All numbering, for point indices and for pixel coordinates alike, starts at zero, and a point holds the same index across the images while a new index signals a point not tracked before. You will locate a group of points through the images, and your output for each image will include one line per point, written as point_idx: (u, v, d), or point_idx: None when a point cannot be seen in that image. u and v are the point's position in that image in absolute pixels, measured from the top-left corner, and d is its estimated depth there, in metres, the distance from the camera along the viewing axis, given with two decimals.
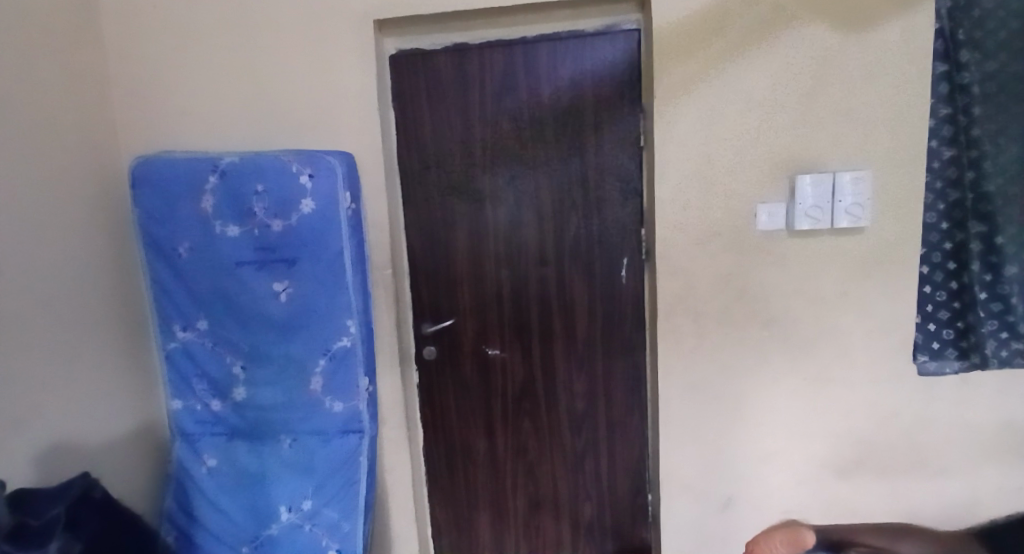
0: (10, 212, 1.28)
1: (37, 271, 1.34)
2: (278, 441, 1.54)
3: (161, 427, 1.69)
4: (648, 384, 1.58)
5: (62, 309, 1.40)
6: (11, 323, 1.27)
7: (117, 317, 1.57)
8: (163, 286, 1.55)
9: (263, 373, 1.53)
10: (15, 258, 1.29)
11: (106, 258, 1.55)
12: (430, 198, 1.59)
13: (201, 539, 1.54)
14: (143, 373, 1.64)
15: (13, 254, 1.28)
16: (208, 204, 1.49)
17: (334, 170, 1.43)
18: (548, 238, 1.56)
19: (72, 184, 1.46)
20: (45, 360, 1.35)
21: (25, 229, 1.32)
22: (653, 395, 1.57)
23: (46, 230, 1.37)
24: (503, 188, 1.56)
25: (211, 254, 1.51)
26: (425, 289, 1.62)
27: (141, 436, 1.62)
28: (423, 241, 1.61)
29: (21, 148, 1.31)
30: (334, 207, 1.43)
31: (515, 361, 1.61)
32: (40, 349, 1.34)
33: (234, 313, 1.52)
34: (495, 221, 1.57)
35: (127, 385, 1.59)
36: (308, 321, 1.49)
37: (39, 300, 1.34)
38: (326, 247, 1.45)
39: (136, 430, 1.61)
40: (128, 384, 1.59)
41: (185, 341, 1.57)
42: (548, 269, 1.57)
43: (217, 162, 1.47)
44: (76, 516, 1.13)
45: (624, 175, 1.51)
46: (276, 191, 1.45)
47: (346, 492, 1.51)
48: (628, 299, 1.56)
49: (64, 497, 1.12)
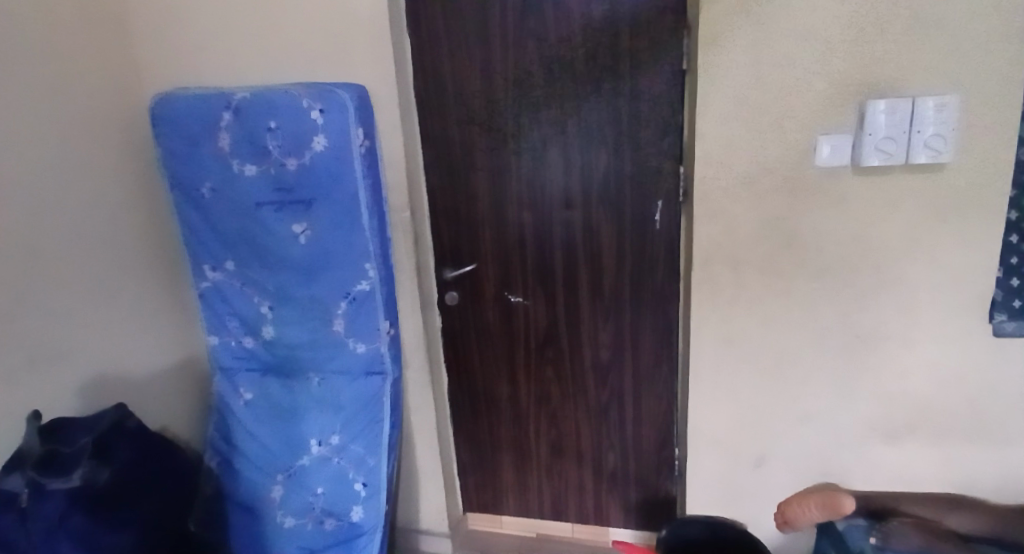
0: (40, 150, 1.29)
1: (68, 210, 1.36)
2: (307, 378, 1.57)
3: (201, 364, 1.73)
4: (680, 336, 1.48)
5: (96, 246, 1.43)
6: (48, 260, 1.31)
7: (151, 256, 1.60)
8: (191, 226, 1.55)
9: (289, 314, 1.53)
10: (48, 194, 1.31)
11: (136, 198, 1.56)
12: (449, 134, 1.49)
13: (240, 466, 1.59)
14: (180, 311, 1.68)
15: (46, 190, 1.30)
16: (225, 143, 1.46)
17: (345, 104, 1.35)
18: (574, 179, 1.44)
19: (97, 123, 1.45)
20: (83, 296, 1.39)
21: (56, 167, 1.33)
22: (684, 347, 1.47)
23: (76, 169, 1.38)
24: (527, 123, 1.43)
25: (233, 195, 1.49)
26: (446, 232, 1.56)
27: (182, 369, 1.69)
28: (443, 181, 1.53)
29: (44, 85, 1.30)
30: (347, 145, 1.37)
31: (539, 307, 1.54)
32: (78, 284, 1.38)
33: (258, 253, 1.51)
34: (518, 160, 1.46)
35: (167, 321, 1.64)
36: (328, 263, 1.46)
37: (74, 237, 1.37)
38: (342, 187, 1.40)
39: (178, 364, 1.67)
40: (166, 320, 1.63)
41: (215, 281, 1.58)
42: (575, 212, 1.46)
43: (230, 98, 1.42)
44: (107, 444, 1.21)
45: (661, 106, 1.35)
46: (289, 129, 1.39)
47: (370, 429, 1.51)
48: (661, 245, 1.44)
49: (96, 429, 1.21)
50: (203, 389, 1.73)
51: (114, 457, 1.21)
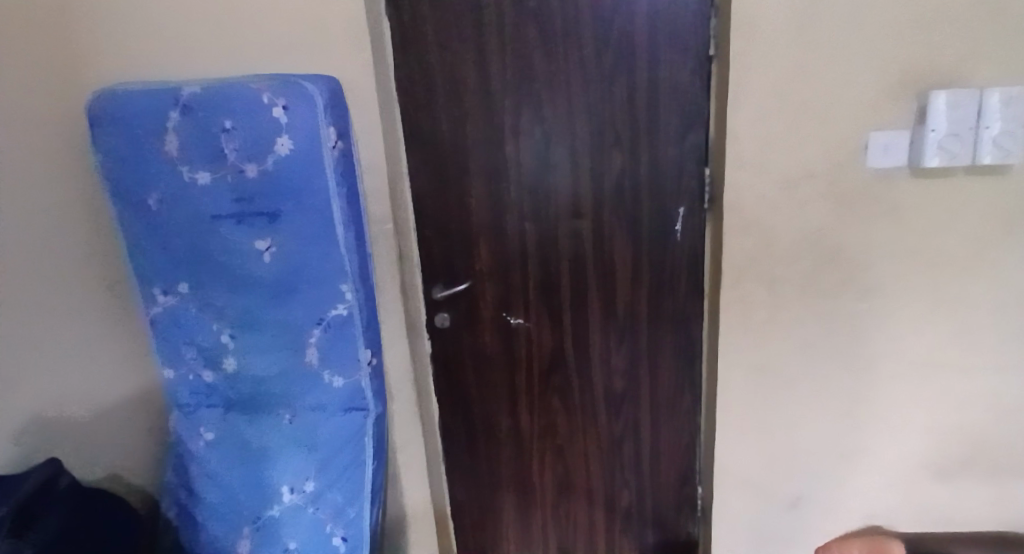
0: None
1: None
2: (277, 415, 1.36)
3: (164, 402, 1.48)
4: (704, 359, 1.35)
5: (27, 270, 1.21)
6: None
7: (98, 275, 1.34)
8: (136, 243, 1.31)
9: (255, 343, 1.32)
10: None
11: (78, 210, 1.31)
12: (436, 135, 1.29)
13: (202, 518, 1.38)
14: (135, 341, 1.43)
15: None
16: (172, 147, 1.23)
17: (313, 99, 1.15)
18: (580, 184, 1.27)
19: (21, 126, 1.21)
20: None
21: None
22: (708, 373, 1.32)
23: None
24: (527, 121, 1.25)
25: (185, 207, 1.26)
26: (435, 247, 1.36)
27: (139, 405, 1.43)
28: (432, 187, 1.33)
29: None
30: (316, 148, 1.17)
31: (542, 329, 1.37)
32: None
33: (217, 274, 1.29)
34: (518, 164, 1.28)
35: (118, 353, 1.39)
36: (299, 284, 1.26)
37: None
38: (311, 197, 1.20)
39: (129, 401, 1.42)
40: (116, 351, 1.38)
41: (168, 306, 1.34)
42: (581, 221, 1.29)
43: (177, 94, 1.21)
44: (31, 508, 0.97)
45: (683, 99, 1.19)
46: (248, 129, 1.19)
47: (350, 474, 1.33)
48: (682, 257, 1.29)
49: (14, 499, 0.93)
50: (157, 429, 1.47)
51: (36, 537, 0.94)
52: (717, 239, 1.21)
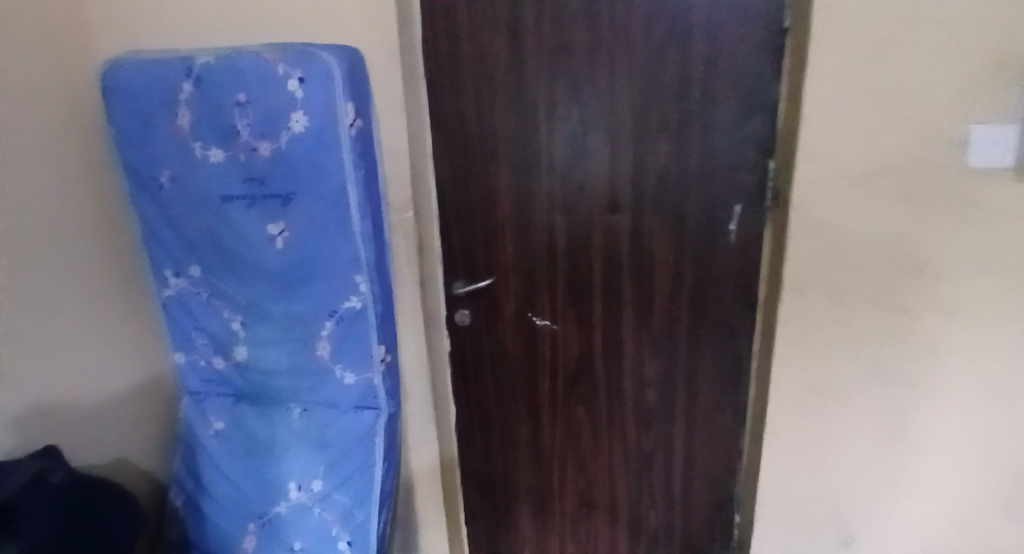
0: None
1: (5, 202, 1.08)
2: (287, 409, 1.30)
3: (171, 387, 1.43)
4: (751, 375, 1.21)
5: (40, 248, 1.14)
6: None
7: (113, 253, 1.30)
8: (148, 223, 1.25)
9: (265, 333, 1.25)
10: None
11: (88, 186, 1.24)
12: (463, 116, 1.18)
13: (208, 510, 1.34)
14: (145, 325, 1.38)
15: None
16: (184, 121, 1.15)
17: (330, 72, 1.05)
18: (622, 175, 1.15)
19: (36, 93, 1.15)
20: (24, 309, 1.12)
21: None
22: (758, 388, 1.21)
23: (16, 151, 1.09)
24: (564, 103, 1.13)
25: (196, 186, 1.19)
26: (459, 238, 1.25)
27: (151, 389, 1.40)
28: (457, 173, 1.21)
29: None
30: (333, 126, 1.07)
31: (570, 332, 1.25)
32: (18, 296, 1.10)
33: (228, 259, 1.22)
34: (556, 149, 1.16)
35: (132, 334, 1.35)
36: (311, 273, 1.18)
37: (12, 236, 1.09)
38: (325, 180, 1.11)
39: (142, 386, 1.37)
40: (128, 333, 1.34)
41: (178, 290, 1.28)
42: (620, 216, 1.17)
43: (189, 64, 1.12)
44: (16, 508, 0.89)
45: (744, 82, 1.05)
46: (261, 103, 1.10)
47: (359, 475, 1.25)
48: (731, 261, 1.15)
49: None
50: (169, 413, 1.43)
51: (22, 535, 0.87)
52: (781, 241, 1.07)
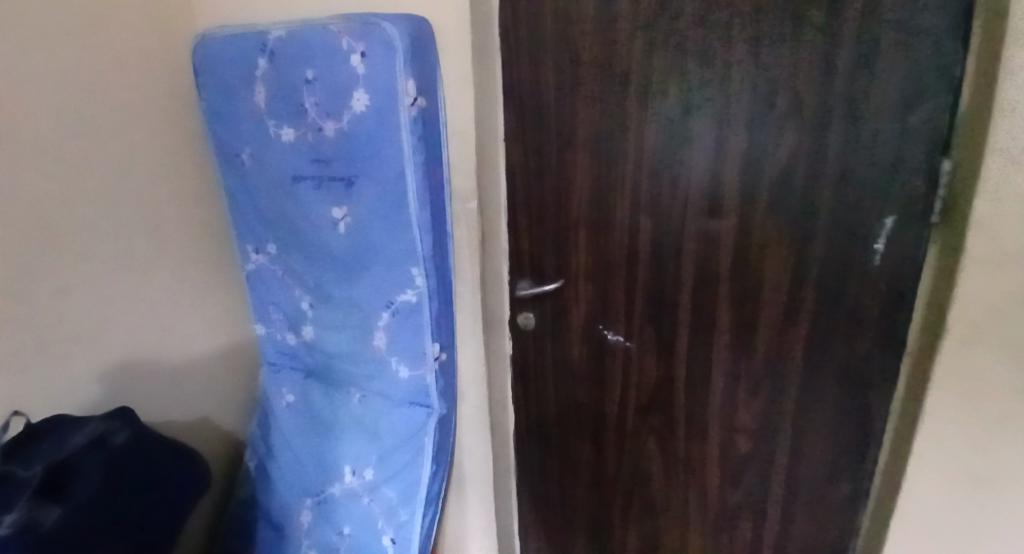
0: (65, 101, 1.09)
1: (100, 172, 1.17)
2: (348, 393, 1.27)
3: (253, 355, 1.50)
4: (885, 438, 0.94)
5: (133, 216, 1.23)
6: (70, 229, 1.13)
7: (200, 225, 1.37)
8: (233, 197, 1.26)
9: (329, 316, 1.22)
10: (76, 154, 1.12)
11: (183, 159, 1.32)
12: (540, 97, 1.03)
13: (275, 477, 1.38)
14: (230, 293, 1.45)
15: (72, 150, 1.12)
16: (261, 98, 1.12)
17: (391, 44, 0.93)
18: (732, 171, 0.92)
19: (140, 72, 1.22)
20: (115, 271, 1.22)
21: (89, 123, 1.14)
22: (893, 457, 0.93)
23: (115, 126, 1.18)
24: (661, 80, 0.93)
25: (269, 165, 1.16)
26: (528, 235, 1.13)
27: (234, 355, 1.48)
28: (531, 161, 1.08)
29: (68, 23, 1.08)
30: (393, 105, 0.97)
31: (646, 354, 1.08)
32: (109, 258, 1.20)
33: (296, 239, 1.19)
34: (647, 137, 0.97)
35: (219, 299, 1.43)
36: (371, 260, 1.11)
37: (105, 204, 1.18)
38: (385, 163, 1.02)
39: (224, 351, 1.46)
40: (211, 301, 1.41)
41: (258, 265, 1.30)
42: (725, 221, 0.95)
43: (265, 38, 1.07)
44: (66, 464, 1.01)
45: (902, 58, 0.78)
46: (327, 80, 1.01)
47: (406, 472, 1.20)
48: (865, 295, 0.89)
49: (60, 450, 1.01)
50: (252, 379, 1.51)
51: (76, 490, 0.99)
52: (950, 276, 0.78)
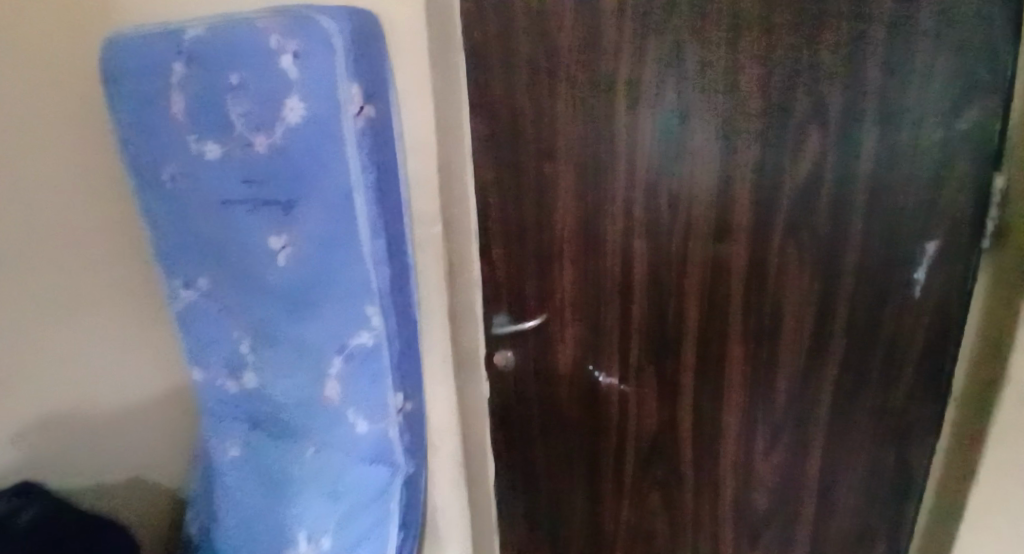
0: None
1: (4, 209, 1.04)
2: (300, 446, 1.09)
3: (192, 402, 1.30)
4: (931, 486, 0.83)
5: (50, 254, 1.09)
6: None
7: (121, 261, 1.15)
8: (154, 224, 1.06)
9: (274, 361, 1.04)
10: None
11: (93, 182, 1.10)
12: (513, 105, 0.87)
13: (221, 543, 1.20)
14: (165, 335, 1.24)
15: None
16: (178, 109, 0.93)
17: (331, 43, 0.76)
18: (744, 188, 0.77)
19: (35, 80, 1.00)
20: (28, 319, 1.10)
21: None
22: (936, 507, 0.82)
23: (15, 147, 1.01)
24: (655, 81, 0.78)
25: (194, 187, 0.97)
26: (505, 263, 0.98)
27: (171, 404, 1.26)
28: (506, 178, 0.92)
29: None
30: (335, 116, 0.79)
31: (646, 400, 0.94)
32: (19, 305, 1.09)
33: (231, 274, 1.01)
34: (641, 149, 0.81)
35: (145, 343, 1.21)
36: (319, 296, 0.93)
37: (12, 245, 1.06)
38: (330, 185, 0.84)
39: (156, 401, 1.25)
40: (138, 346, 1.20)
41: (189, 303, 1.11)
42: (735, 247, 0.80)
43: (179, 38, 0.89)
44: None
45: (948, 54, 0.65)
46: (255, 87, 0.83)
47: (371, 538, 1.03)
48: (900, 331, 0.77)
49: None
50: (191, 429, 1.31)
51: None
52: (1006, 320, 0.65)
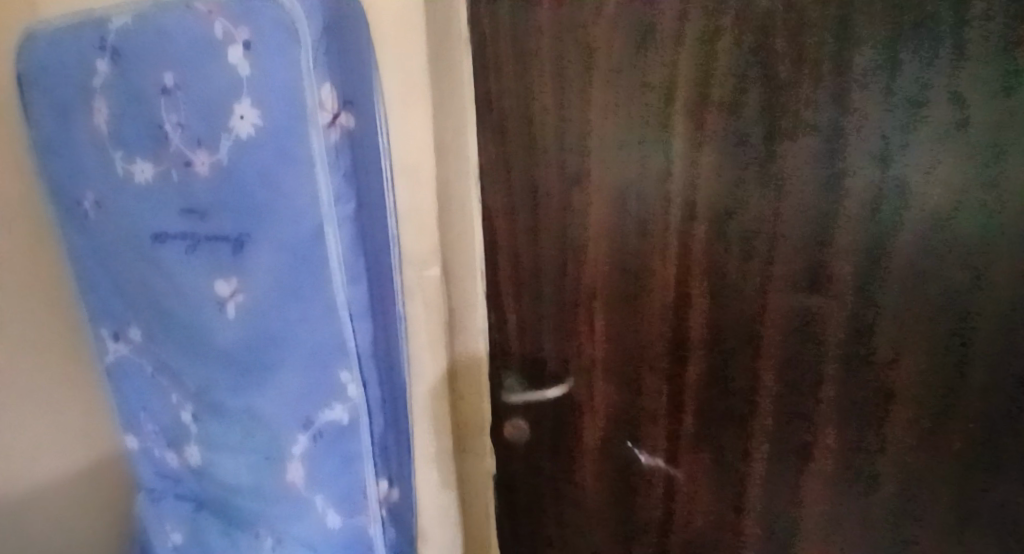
0: None
1: None
2: (255, 539, 0.87)
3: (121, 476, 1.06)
4: None
5: None
6: None
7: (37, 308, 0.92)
8: (79, 264, 0.85)
9: (222, 434, 0.83)
10: None
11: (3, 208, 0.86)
12: (532, 121, 0.71)
13: None
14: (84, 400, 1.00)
15: None
16: (101, 119, 0.73)
17: (294, 30, 0.58)
18: (849, 227, 0.57)
19: None
20: None
21: None
22: None
23: None
24: (730, 85, 0.59)
25: (121, 218, 0.77)
26: (517, 316, 0.80)
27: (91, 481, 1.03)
28: (521, 212, 0.75)
29: None
30: (300, 126, 0.60)
31: (699, 485, 0.75)
32: None
33: (169, 326, 0.80)
34: (707, 175, 0.63)
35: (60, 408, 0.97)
36: (278, 358, 0.73)
37: None
38: (290, 218, 0.64)
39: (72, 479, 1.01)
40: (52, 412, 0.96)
41: (120, 358, 0.90)
42: (833, 305, 0.60)
43: (100, 26, 0.69)
44: None
45: None
46: (196, 89, 0.64)
47: None
48: None
49: None
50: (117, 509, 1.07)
51: None
52: None
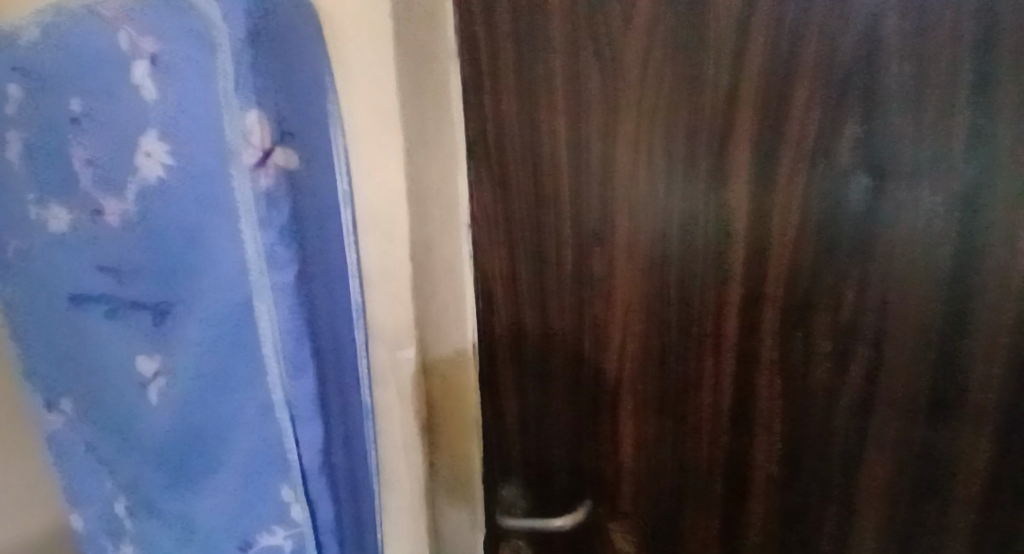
0: None
1: None
2: None
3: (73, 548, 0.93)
4: None
5: None
6: None
7: None
8: (8, 318, 0.72)
9: (155, 538, 0.67)
10: None
11: None
12: (537, 166, 0.53)
13: None
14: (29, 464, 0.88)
15: None
16: (16, 152, 0.60)
17: (209, 40, 0.42)
18: (1001, 325, 0.38)
19: None
20: None
21: None
22: None
23: None
24: (820, 119, 0.40)
25: (39, 271, 0.63)
26: (519, 410, 0.62)
27: None
28: (525, 275, 0.57)
29: None
30: (222, 170, 0.45)
31: None
32: None
33: (97, 403, 0.66)
34: (782, 242, 0.45)
35: None
36: (210, 458, 0.56)
37: None
38: (216, 286, 0.49)
39: None
40: None
41: (52, 431, 0.75)
42: (969, 439, 0.42)
43: (7, 39, 0.55)
44: None
45: None
46: (103, 119, 0.50)
47: None
48: None
49: None
50: None
51: None
52: None
